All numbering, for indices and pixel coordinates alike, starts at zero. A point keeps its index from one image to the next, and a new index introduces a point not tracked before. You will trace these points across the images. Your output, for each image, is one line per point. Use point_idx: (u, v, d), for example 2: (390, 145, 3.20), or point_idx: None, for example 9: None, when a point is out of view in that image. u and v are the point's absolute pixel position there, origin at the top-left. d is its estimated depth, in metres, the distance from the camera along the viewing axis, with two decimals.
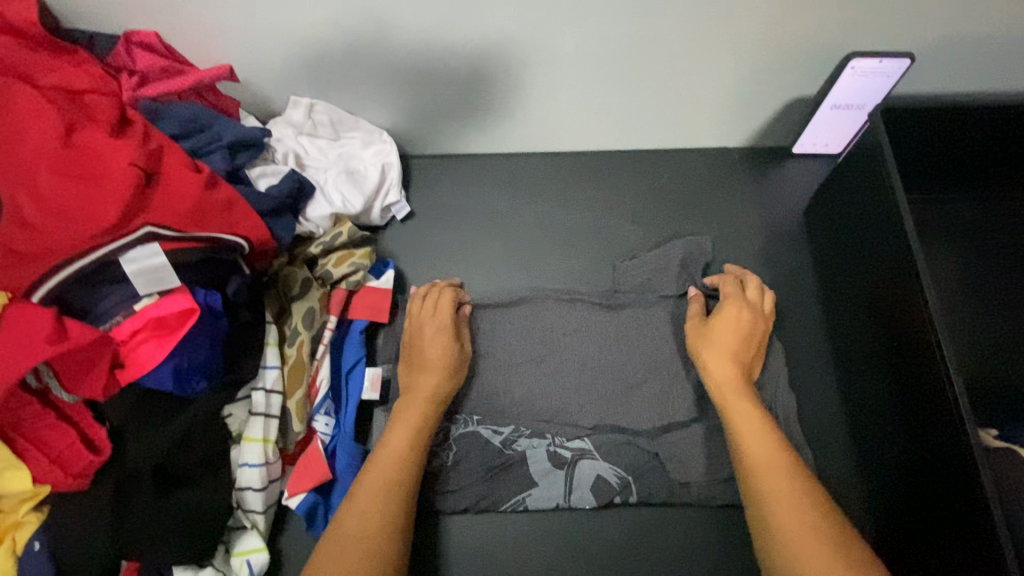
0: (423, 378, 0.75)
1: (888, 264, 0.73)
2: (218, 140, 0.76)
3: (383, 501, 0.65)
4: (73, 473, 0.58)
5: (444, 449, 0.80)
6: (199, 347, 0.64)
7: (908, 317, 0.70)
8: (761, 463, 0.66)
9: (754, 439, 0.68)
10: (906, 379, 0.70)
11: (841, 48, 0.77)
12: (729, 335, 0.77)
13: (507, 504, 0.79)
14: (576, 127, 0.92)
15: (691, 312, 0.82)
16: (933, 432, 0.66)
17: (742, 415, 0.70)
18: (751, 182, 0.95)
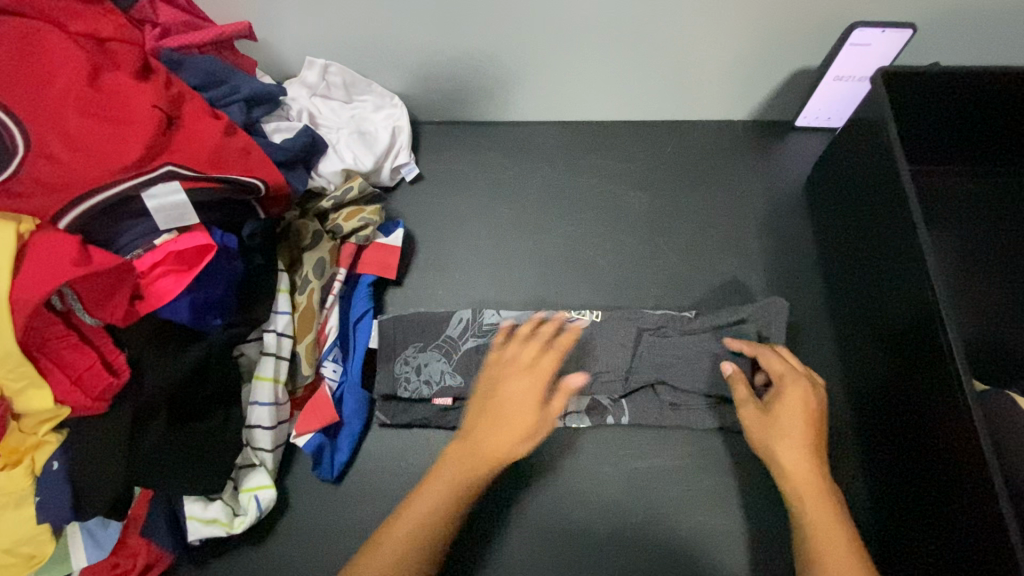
0: (534, 417, 0.64)
1: (895, 234, 0.73)
2: (236, 93, 0.79)
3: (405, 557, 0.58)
4: (93, 396, 0.60)
5: (448, 373, 0.79)
6: (216, 285, 0.67)
7: (913, 286, 0.70)
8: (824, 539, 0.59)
9: (811, 500, 0.61)
10: (910, 347, 0.70)
11: (843, 18, 0.79)
12: (800, 428, 0.65)
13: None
14: (584, 94, 0.94)
15: (740, 395, 0.70)
16: (933, 399, 0.66)
17: (806, 480, 0.62)
18: (756, 153, 0.97)
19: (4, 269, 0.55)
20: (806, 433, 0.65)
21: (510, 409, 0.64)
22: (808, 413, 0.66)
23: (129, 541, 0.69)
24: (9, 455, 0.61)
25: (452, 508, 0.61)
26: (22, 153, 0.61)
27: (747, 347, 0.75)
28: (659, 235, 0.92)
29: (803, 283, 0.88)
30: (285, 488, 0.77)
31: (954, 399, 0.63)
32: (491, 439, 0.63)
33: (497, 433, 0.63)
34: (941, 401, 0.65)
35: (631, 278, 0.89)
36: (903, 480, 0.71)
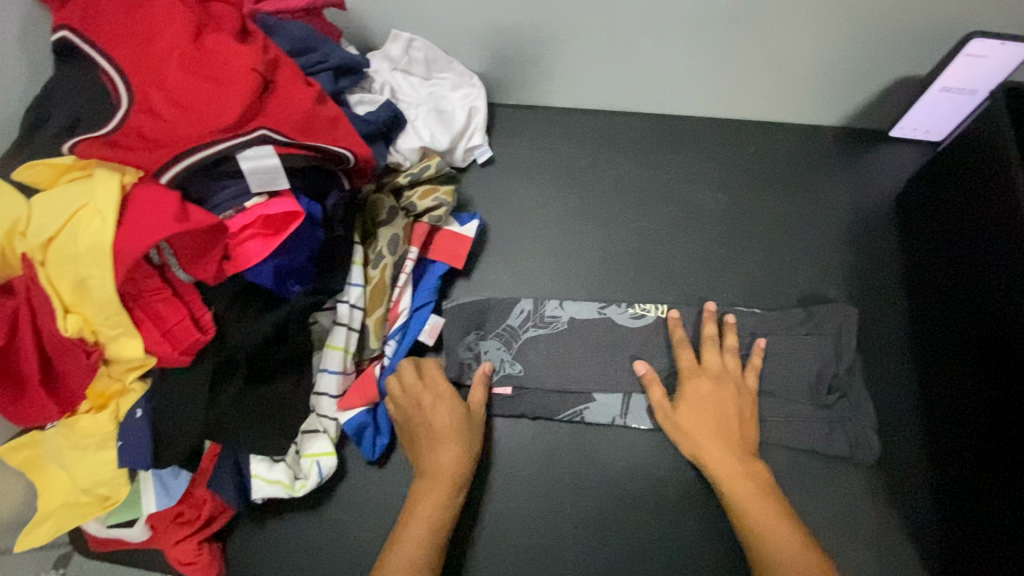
0: (441, 429, 0.72)
1: (1002, 265, 0.69)
2: (325, 62, 0.78)
3: (423, 542, 0.66)
4: (180, 349, 0.62)
5: (507, 359, 0.82)
6: (299, 251, 0.67)
7: (1018, 323, 0.66)
8: (740, 493, 0.69)
9: (722, 463, 0.71)
10: (1009, 386, 0.66)
11: (961, 25, 0.74)
12: (701, 407, 0.74)
13: (563, 416, 0.80)
14: (668, 88, 0.91)
15: (654, 398, 0.77)
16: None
17: (721, 462, 0.71)
18: (844, 162, 0.92)
19: (110, 219, 0.58)
20: (710, 413, 0.74)
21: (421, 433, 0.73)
22: (712, 391, 0.75)
23: (195, 492, 0.72)
24: (95, 398, 0.64)
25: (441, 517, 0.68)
26: (126, 107, 0.62)
27: (676, 334, 0.80)
28: (733, 239, 0.89)
29: (886, 298, 0.84)
30: (343, 458, 0.78)
31: None
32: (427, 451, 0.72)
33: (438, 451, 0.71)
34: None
35: (701, 282, 0.87)
36: (991, 522, 0.68)
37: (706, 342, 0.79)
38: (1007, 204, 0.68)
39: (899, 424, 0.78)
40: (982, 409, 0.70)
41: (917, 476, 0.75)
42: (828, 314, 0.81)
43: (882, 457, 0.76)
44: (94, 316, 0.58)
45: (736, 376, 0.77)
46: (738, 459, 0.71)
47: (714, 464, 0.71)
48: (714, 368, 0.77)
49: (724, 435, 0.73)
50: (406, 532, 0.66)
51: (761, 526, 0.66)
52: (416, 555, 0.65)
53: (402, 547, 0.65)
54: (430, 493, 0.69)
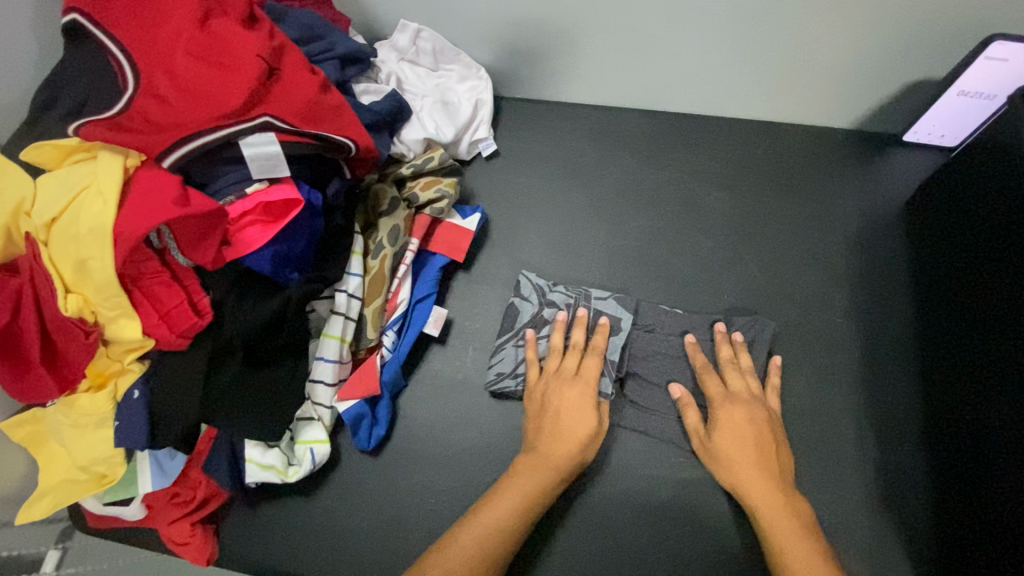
0: (576, 401, 0.74)
1: (1006, 272, 0.68)
2: (331, 50, 0.78)
3: (508, 522, 0.65)
4: (177, 332, 0.63)
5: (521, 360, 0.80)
6: (298, 240, 0.68)
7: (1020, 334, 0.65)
8: (778, 527, 0.65)
9: (759, 491, 0.68)
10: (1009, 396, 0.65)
11: (981, 26, 0.72)
12: (740, 437, 0.71)
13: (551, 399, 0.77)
14: (677, 85, 0.90)
15: (689, 422, 0.75)
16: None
17: (759, 489, 0.68)
18: (855, 166, 0.90)
19: (111, 202, 0.58)
20: (749, 439, 0.71)
21: (566, 416, 0.73)
22: (752, 421, 0.72)
23: (191, 474, 0.73)
24: (95, 377, 0.65)
25: (528, 503, 0.67)
26: (131, 91, 0.62)
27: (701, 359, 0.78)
28: (738, 241, 0.88)
29: (892, 307, 0.83)
30: (338, 446, 0.79)
31: None
32: (556, 434, 0.72)
33: (557, 441, 0.71)
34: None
35: (703, 283, 0.86)
36: (980, 529, 0.67)
37: (726, 365, 0.77)
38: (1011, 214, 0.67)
39: (897, 432, 0.77)
40: (978, 419, 0.70)
41: (914, 485, 0.74)
42: (818, 321, 0.82)
43: (878, 464, 0.76)
44: (94, 297, 0.59)
45: (767, 404, 0.76)
46: (782, 491, 0.68)
47: (752, 492, 0.68)
48: (742, 392, 0.75)
49: (764, 463, 0.70)
50: (489, 508, 0.66)
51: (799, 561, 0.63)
52: (490, 540, 0.64)
53: (468, 528, 0.65)
54: (524, 473, 0.69)
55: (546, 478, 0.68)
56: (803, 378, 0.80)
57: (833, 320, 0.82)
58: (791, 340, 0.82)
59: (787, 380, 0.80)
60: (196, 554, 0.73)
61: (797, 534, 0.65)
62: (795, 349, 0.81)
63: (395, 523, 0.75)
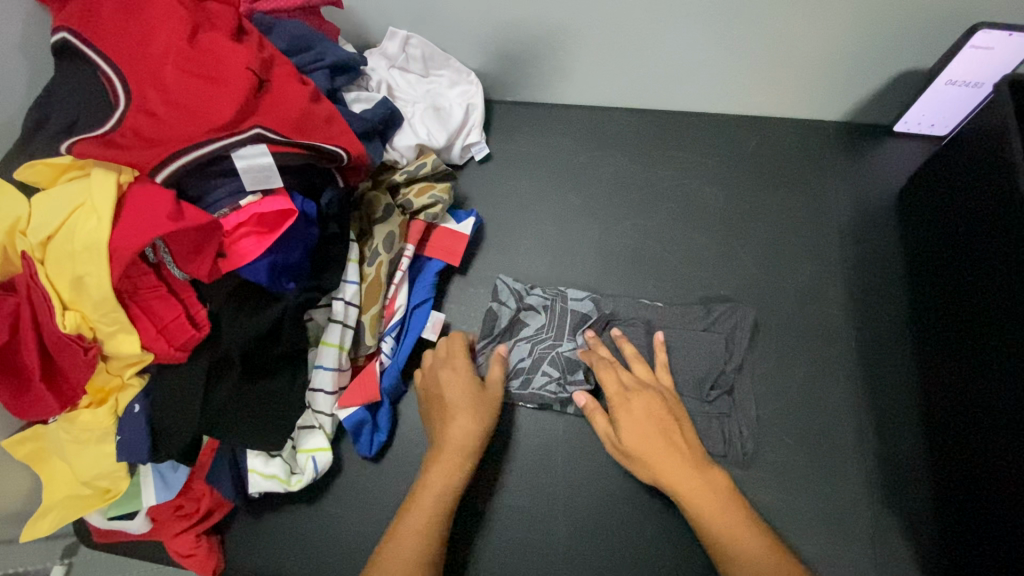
0: (457, 387, 0.74)
1: (1012, 266, 0.66)
2: (321, 60, 0.78)
3: (430, 528, 0.65)
4: (176, 345, 0.64)
5: (518, 360, 0.80)
6: (293, 248, 0.68)
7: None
8: (706, 510, 0.65)
9: (682, 479, 0.67)
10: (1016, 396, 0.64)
11: (966, 15, 0.73)
12: (646, 432, 0.70)
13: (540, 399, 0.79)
14: (667, 84, 0.90)
15: (600, 430, 0.73)
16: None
17: (682, 480, 0.67)
18: (846, 158, 0.91)
19: (105, 218, 0.59)
20: (658, 433, 0.70)
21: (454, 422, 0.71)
22: (658, 414, 0.71)
23: (194, 485, 0.73)
24: (95, 393, 0.64)
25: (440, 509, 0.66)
26: (124, 107, 0.62)
27: (590, 363, 0.77)
28: (732, 236, 0.88)
29: (886, 294, 0.83)
30: (340, 454, 0.79)
31: None
32: (455, 443, 0.70)
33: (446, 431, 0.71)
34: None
35: (699, 280, 0.86)
36: (979, 528, 0.67)
37: (610, 364, 0.76)
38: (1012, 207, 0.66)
39: (896, 425, 0.77)
40: (972, 401, 0.70)
41: (913, 471, 0.75)
42: (812, 314, 0.83)
43: (878, 453, 0.76)
44: (92, 313, 0.59)
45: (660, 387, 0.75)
46: (700, 472, 0.68)
47: (672, 485, 0.67)
48: (636, 383, 0.74)
49: (680, 452, 0.69)
50: (406, 524, 0.65)
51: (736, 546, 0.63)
52: (411, 549, 0.63)
53: (400, 538, 0.64)
54: (436, 478, 0.68)
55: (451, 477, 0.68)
56: (799, 371, 0.80)
57: (829, 312, 0.83)
58: (788, 335, 0.82)
59: (785, 374, 0.80)
60: (201, 566, 0.74)
61: (719, 508, 0.65)
62: (791, 342, 0.82)
63: None
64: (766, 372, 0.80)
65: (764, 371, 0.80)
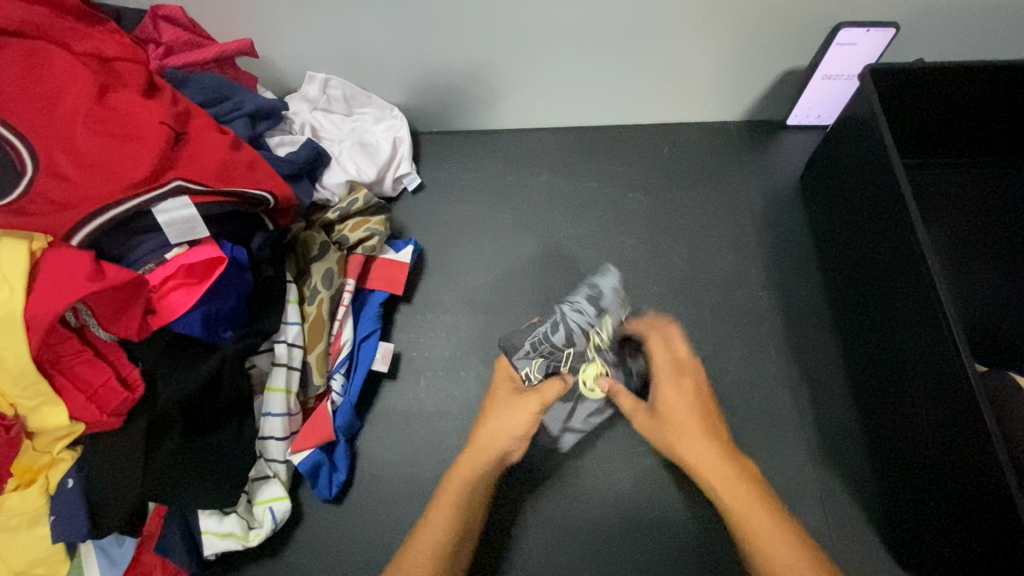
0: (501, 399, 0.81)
1: (897, 246, 0.73)
2: (239, 109, 0.79)
3: (444, 534, 0.73)
4: (108, 411, 0.61)
5: (552, 335, 0.83)
6: (227, 296, 0.68)
7: (936, 300, 0.67)
8: (728, 493, 0.75)
9: (702, 454, 0.76)
10: (933, 358, 0.68)
11: (829, 18, 0.81)
12: (678, 413, 0.79)
13: (527, 346, 0.82)
14: (579, 103, 0.96)
15: (626, 407, 0.81)
16: (958, 410, 0.64)
17: (709, 465, 0.76)
18: (751, 153, 0.99)
19: (18, 288, 0.56)
20: (695, 421, 0.79)
21: (507, 420, 0.79)
22: (684, 403, 0.80)
23: (144, 558, 0.69)
24: (22, 474, 0.61)
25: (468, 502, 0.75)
26: (33, 172, 0.61)
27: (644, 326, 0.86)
28: (659, 235, 0.93)
29: (801, 273, 0.90)
30: (300, 500, 0.77)
31: (960, 394, 0.64)
32: (483, 447, 0.78)
33: (485, 433, 0.79)
34: (966, 413, 0.63)
35: (635, 280, 0.90)
36: (916, 484, 0.71)
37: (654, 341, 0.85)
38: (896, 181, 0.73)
39: (827, 390, 0.83)
40: (885, 368, 0.76)
41: (848, 435, 0.80)
42: (740, 298, 0.88)
43: (815, 420, 0.81)
44: (11, 388, 0.57)
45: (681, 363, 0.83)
46: (722, 459, 0.77)
47: (712, 479, 0.76)
48: (672, 365, 0.83)
49: (710, 436, 0.78)
50: (433, 513, 0.75)
51: (752, 520, 0.73)
52: (444, 535, 0.73)
53: (432, 522, 0.74)
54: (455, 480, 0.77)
55: (473, 474, 0.77)
56: (736, 354, 0.85)
57: (753, 295, 0.89)
58: (721, 321, 0.87)
59: (723, 357, 0.85)
60: None
61: (742, 490, 0.75)
62: (726, 327, 0.87)
63: (371, 567, 0.74)
64: (706, 359, 0.85)
65: (706, 356, 0.85)
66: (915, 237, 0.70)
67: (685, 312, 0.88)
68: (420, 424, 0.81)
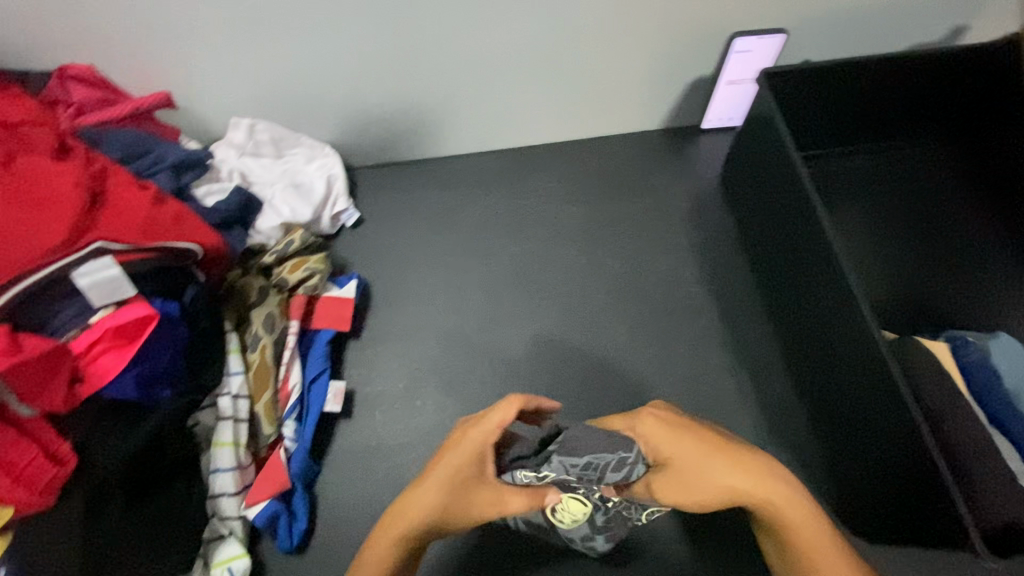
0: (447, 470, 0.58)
1: (808, 232, 0.79)
2: (161, 161, 0.78)
3: None
4: (37, 490, 0.56)
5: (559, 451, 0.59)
6: (161, 353, 0.66)
7: (845, 279, 0.73)
8: (812, 547, 0.59)
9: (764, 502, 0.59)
10: (852, 333, 0.73)
11: (723, 29, 0.88)
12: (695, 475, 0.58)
13: (583, 461, 0.57)
14: (506, 126, 0.99)
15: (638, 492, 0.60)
16: (877, 378, 0.69)
17: (789, 511, 0.59)
18: (675, 158, 1.04)
19: None
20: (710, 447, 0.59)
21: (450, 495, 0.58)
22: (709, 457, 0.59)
23: None
24: None
25: None
26: None
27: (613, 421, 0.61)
28: (596, 245, 0.97)
29: (733, 266, 0.95)
30: (259, 556, 0.74)
31: (876, 362, 0.69)
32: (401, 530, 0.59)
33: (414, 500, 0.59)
34: (885, 380, 0.68)
35: (578, 290, 0.93)
36: (851, 451, 0.76)
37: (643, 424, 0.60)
38: (797, 174, 0.79)
39: (769, 375, 0.87)
40: (812, 346, 0.81)
41: (794, 415, 0.84)
42: (679, 297, 0.92)
43: (761, 405, 0.85)
44: None
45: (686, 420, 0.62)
46: (791, 495, 0.59)
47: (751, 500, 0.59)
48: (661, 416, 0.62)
49: (753, 478, 0.59)
50: None
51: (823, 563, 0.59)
52: None
53: None
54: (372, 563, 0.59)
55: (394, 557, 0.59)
56: (680, 351, 0.88)
57: (691, 291, 0.93)
58: (663, 320, 0.91)
59: (668, 355, 0.88)
60: None
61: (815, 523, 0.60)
62: (668, 326, 0.90)
63: None
64: (652, 359, 0.88)
65: (652, 356, 0.88)
66: (821, 222, 0.76)
67: (629, 317, 0.91)
68: (379, 459, 0.81)
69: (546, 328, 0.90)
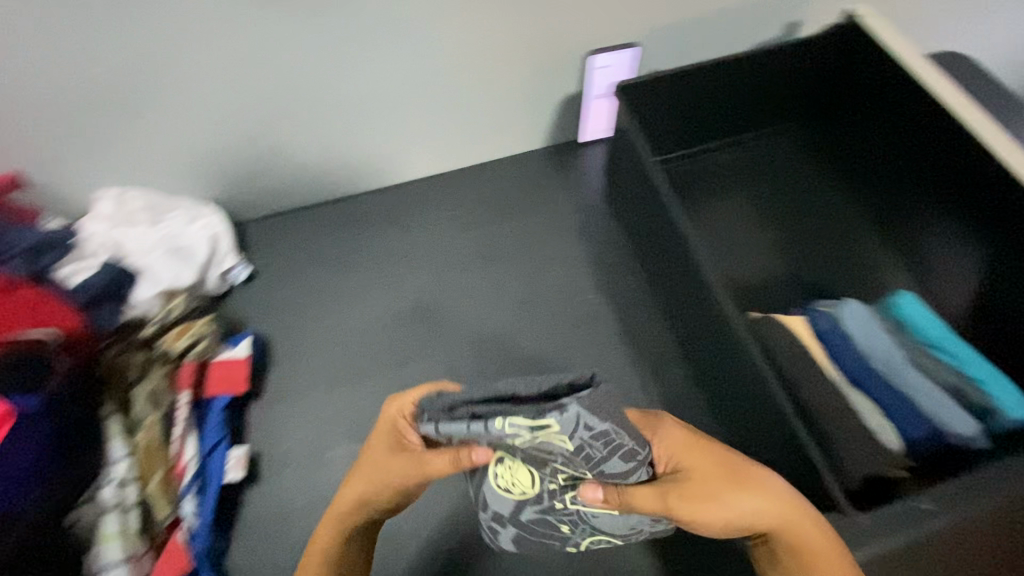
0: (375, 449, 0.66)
1: (665, 228, 0.84)
2: (15, 247, 0.77)
3: None
4: None
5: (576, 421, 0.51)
6: (25, 451, 0.65)
7: (696, 266, 0.78)
8: (817, 555, 0.57)
9: (767, 512, 0.59)
10: (711, 318, 0.78)
11: (574, 49, 0.94)
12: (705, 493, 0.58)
13: (601, 428, 0.50)
14: (389, 162, 1.00)
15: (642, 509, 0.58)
16: (736, 356, 0.74)
17: (796, 521, 0.58)
18: (560, 173, 1.08)
19: None
20: (715, 468, 0.60)
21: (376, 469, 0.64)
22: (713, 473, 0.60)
23: None
24: None
25: None
26: None
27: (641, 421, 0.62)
28: (492, 267, 0.98)
29: (626, 268, 0.98)
30: None
31: (733, 342, 0.74)
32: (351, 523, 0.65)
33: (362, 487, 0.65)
34: (742, 358, 0.73)
35: (480, 314, 0.94)
36: (739, 434, 0.78)
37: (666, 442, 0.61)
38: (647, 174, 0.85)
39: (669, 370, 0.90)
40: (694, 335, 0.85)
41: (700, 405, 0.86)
42: (578, 306, 0.95)
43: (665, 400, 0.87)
44: None
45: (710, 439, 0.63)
46: (792, 504, 0.59)
47: (768, 519, 0.59)
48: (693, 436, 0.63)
49: (752, 489, 0.60)
50: None
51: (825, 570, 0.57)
52: None
53: None
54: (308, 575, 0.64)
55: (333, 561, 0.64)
56: (585, 358, 0.90)
57: (589, 299, 0.95)
58: (566, 331, 0.92)
59: (574, 365, 0.90)
60: None
61: (823, 539, 0.58)
62: (571, 336, 0.92)
63: None
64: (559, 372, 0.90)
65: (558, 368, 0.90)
66: (671, 217, 0.81)
67: (532, 333, 0.92)
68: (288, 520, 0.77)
69: (453, 357, 0.90)
